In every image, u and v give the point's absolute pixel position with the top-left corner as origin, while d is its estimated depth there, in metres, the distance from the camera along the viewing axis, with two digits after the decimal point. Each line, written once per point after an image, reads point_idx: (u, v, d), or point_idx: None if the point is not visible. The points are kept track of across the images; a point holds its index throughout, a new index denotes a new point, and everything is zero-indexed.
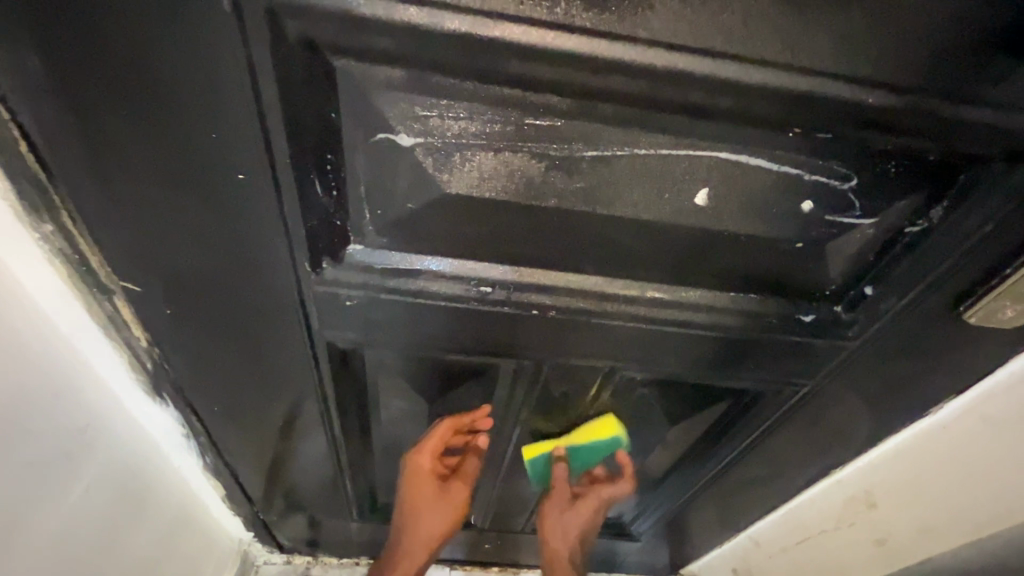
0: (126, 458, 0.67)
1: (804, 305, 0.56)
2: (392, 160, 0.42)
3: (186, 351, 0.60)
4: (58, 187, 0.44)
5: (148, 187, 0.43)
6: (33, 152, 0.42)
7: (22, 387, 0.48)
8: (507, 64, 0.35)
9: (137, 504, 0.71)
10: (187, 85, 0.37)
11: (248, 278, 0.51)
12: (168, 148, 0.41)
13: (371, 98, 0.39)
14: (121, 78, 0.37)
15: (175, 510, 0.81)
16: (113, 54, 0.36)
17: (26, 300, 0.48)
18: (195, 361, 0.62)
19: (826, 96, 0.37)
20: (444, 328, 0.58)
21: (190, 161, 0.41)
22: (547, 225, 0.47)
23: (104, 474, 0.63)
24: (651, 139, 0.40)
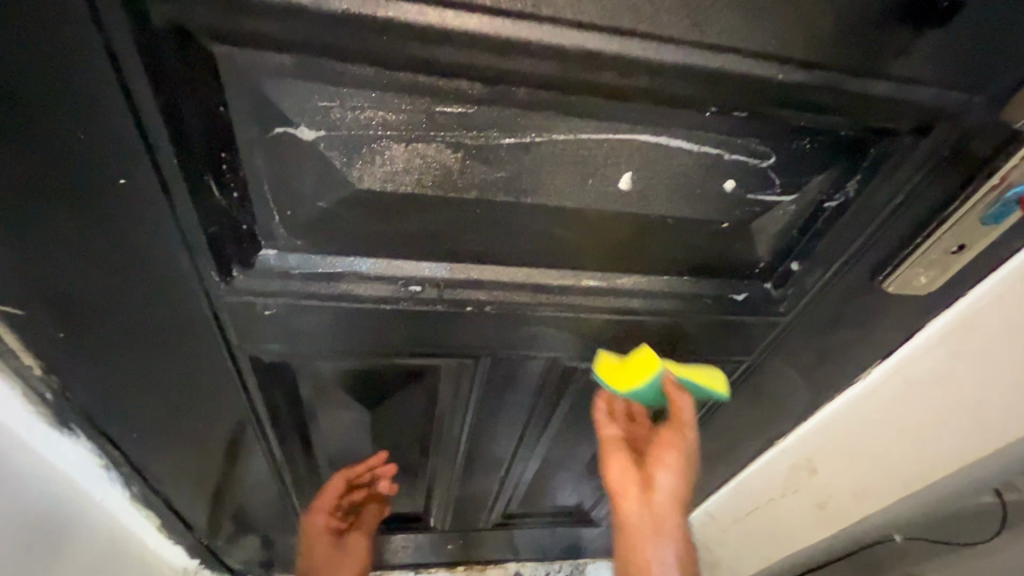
0: (33, 497, 0.60)
1: (736, 285, 0.56)
2: (295, 156, 0.39)
3: (89, 378, 0.54)
4: None
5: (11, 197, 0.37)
6: None
7: None
8: (407, 47, 0.33)
9: (54, 550, 0.63)
10: (37, 80, 0.32)
11: (149, 292, 0.46)
12: (28, 150, 0.35)
13: (262, 87, 0.35)
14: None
15: (101, 549, 0.74)
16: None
17: None
18: (99, 388, 0.56)
19: (737, 73, 0.36)
20: (376, 331, 0.55)
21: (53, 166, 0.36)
22: (471, 218, 0.44)
23: (10, 519, 0.56)
24: (569, 124, 0.39)
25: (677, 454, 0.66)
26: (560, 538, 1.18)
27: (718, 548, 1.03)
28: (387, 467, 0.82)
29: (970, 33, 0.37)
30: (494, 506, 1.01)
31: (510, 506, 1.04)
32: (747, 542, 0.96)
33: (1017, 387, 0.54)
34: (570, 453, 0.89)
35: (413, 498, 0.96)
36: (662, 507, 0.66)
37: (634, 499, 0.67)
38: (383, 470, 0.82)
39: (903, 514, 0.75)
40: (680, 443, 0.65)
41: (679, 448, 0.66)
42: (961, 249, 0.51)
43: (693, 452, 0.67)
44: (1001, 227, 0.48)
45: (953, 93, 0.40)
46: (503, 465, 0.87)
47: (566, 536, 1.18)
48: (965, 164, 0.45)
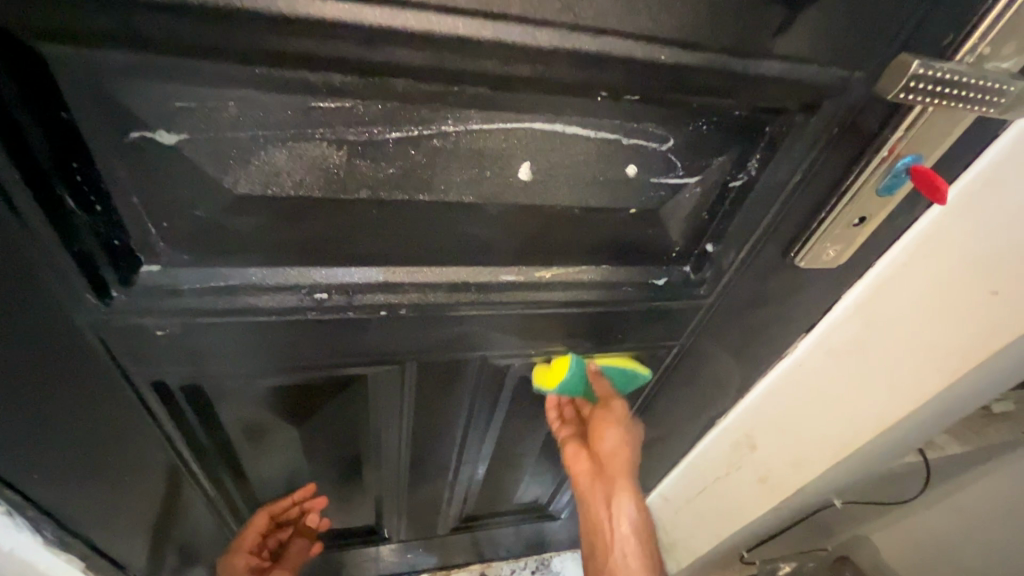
0: None
1: (656, 271, 0.56)
2: (162, 164, 0.36)
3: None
4: None
5: None
6: None
7: None
8: (263, 39, 0.31)
9: None
10: None
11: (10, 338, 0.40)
12: None
13: (108, 89, 0.32)
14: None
15: None
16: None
17: None
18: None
19: (621, 55, 0.35)
20: (287, 343, 0.52)
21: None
22: (368, 217, 0.42)
23: None
24: (456, 115, 0.38)
25: (619, 428, 0.74)
26: (522, 537, 1.17)
27: (670, 528, 1.03)
28: (316, 499, 0.83)
29: (843, 10, 0.37)
30: (449, 510, 0.99)
31: (466, 509, 1.02)
32: (698, 523, 0.96)
33: (931, 348, 0.56)
34: (518, 449, 0.88)
35: (362, 510, 0.93)
36: (616, 470, 0.77)
37: (587, 475, 0.78)
38: (312, 503, 0.83)
39: (837, 480, 0.78)
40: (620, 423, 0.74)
41: (617, 421, 0.74)
42: (862, 221, 0.52)
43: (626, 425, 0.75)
44: (895, 198, 0.50)
45: (833, 69, 0.41)
46: (450, 469, 0.85)
47: (527, 532, 1.17)
48: (856, 137, 0.46)
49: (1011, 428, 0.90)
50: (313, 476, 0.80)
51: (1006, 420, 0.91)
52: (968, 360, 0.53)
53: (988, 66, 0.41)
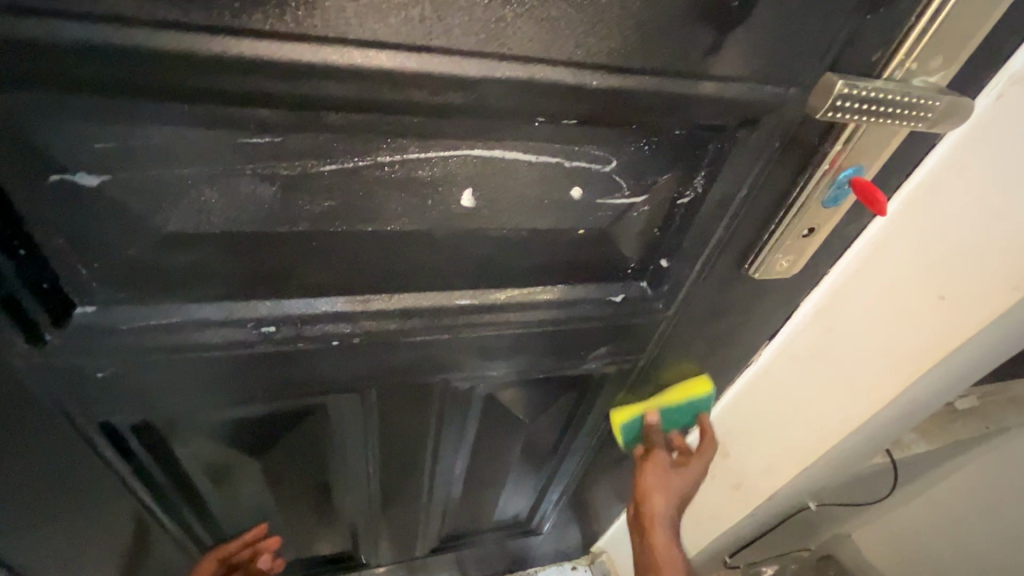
0: None
1: (613, 288, 0.56)
2: (85, 204, 0.35)
3: None
4: None
5: None
6: None
7: None
8: (181, 78, 0.30)
9: None
10: None
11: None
12: None
13: (20, 133, 0.31)
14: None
15: None
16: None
17: None
18: None
19: (552, 82, 0.36)
20: (238, 377, 0.50)
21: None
22: (312, 249, 0.42)
23: None
24: (391, 145, 0.37)
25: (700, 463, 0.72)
26: (505, 555, 1.16)
27: None
28: (269, 539, 0.80)
29: (769, 30, 0.38)
30: (427, 532, 0.98)
31: (444, 529, 1.01)
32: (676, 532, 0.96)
33: (886, 354, 0.57)
34: (492, 467, 0.87)
35: (336, 537, 0.91)
36: (667, 508, 0.73)
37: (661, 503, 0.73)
38: (266, 544, 0.80)
39: (808, 484, 0.78)
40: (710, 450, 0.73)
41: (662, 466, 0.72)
42: (812, 232, 0.53)
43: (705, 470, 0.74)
44: (841, 209, 0.51)
45: (767, 87, 0.41)
46: (424, 491, 0.84)
47: (510, 550, 1.15)
48: (797, 151, 0.47)
49: (973, 423, 0.93)
50: (281, 507, 0.78)
51: (967, 416, 0.93)
52: (922, 367, 0.54)
53: (917, 80, 0.42)
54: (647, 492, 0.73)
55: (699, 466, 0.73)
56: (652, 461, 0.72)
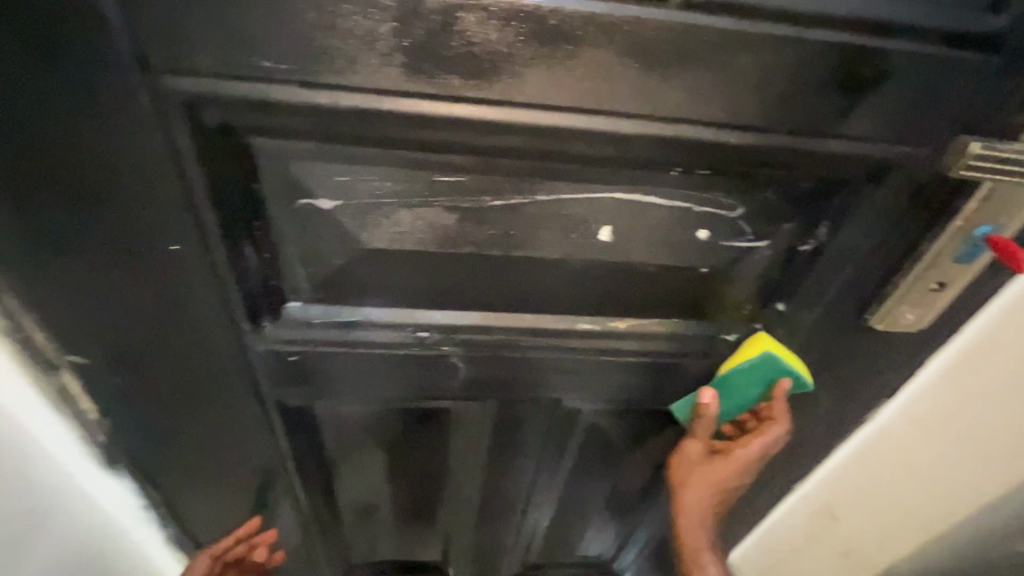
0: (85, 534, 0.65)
1: (726, 327, 0.59)
2: (318, 222, 0.46)
3: (136, 406, 0.59)
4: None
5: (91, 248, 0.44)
6: None
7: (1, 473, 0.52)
8: (407, 131, 0.39)
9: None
10: (109, 180, 0.40)
11: (186, 349, 0.53)
12: (99, 211, 0.42)
13: (290, 168, 0.42)
14: (37, 157, 0.39)
15: None
16: (30, 135, 0.38)
17: None
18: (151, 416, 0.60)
19: (694, 138, 0.41)
20: (387, 375, 0.59)
21: (99, 233, 0.43)
22: (469, 268, 0.50)
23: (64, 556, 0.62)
24: (550, 186, 0.45)
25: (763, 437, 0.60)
26: None
27: None
28: (266, 533, 0.75)
29: (902, 96, 0.41)
30: (513, 554, 1.01)
31: (529, 555, 1.03)
32: None
33: None
34: (585, 496, 0.89)
35: (427, 542, 0.97)
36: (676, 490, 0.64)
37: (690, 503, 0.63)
38: (263, 538, 0.74)
39: None
40: (763, 434, 0.59)
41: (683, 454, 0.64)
42: (941, 288, 0.52)
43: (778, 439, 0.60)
44: (974, 267, 0.51)
45: (897, 145, 0.44)
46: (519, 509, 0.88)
47: None
48: (926, 206, 0.48)
49: None
50: (392, 502, 0.86)
51: None
52: None
53: None
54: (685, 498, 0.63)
55: (736, 458, 0.61)
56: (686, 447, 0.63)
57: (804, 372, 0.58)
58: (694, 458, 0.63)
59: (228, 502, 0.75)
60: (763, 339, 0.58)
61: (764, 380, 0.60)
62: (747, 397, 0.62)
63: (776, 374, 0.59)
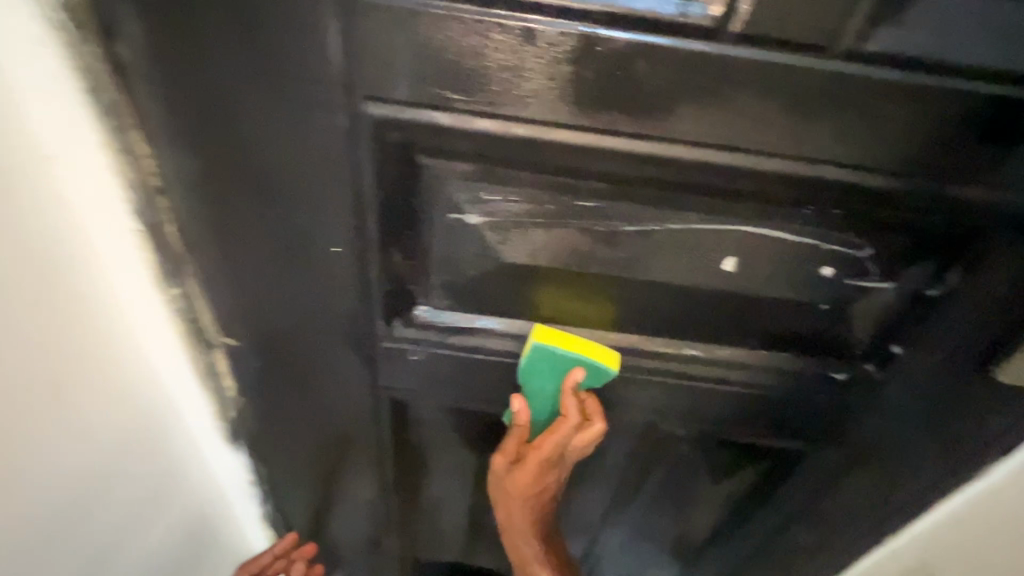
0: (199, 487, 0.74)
1: (834, 365, 0.59)
2: (463, 235, 0.50)
3: (267, 388, 0.65)
4: (188, 246, 0.51)
5: (266, 244, 0.50)
6: (170, 208, 0.49)
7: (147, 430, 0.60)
8: (562, 157, 0.43)
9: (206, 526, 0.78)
10: (296, 188, 0.46)
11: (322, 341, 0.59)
12: (281, 213, 0.48)
13: (448, 186, 0.47)
14: (240, 166, 0.45)
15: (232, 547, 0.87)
16: (239, 148, 0.44)
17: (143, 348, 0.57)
18: (280, 398, 0.67)
19: (834, 178, 0.43)
20: (495, 382, 0.63)
21: (276, 233, 0.49)
22: (592, 287, 0.53)
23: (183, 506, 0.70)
24: (683, 216, 0.47)
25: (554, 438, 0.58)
26: None
27: None
28: (304, 547, 0.80)
29: None
30: None
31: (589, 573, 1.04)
32: None
33: None
34: (656, 520, 0.90)
35: (494, 548, 0.99)
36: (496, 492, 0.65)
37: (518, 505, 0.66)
38: (301, 552, 0.80)
39: None
40: (554, 434, 0.57)
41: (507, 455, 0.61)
42: None
43: (574, 445, 0.58)
44: None
45: None
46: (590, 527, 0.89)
47: None
48: None
49: None
50: (469, 502, 0.90)
51: None
52: None
53: None
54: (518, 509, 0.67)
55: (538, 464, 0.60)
56: (505, 453, 0.61)
57: (600, 362, 0.55)
58: (496, 471, 0.63)
59: (326, 483, 0.81)
60: (551, 330, 0.56)
61: (557, 371, 0.57)
62: (546, 394, 0.58)
63: (568, 365, 0.56)
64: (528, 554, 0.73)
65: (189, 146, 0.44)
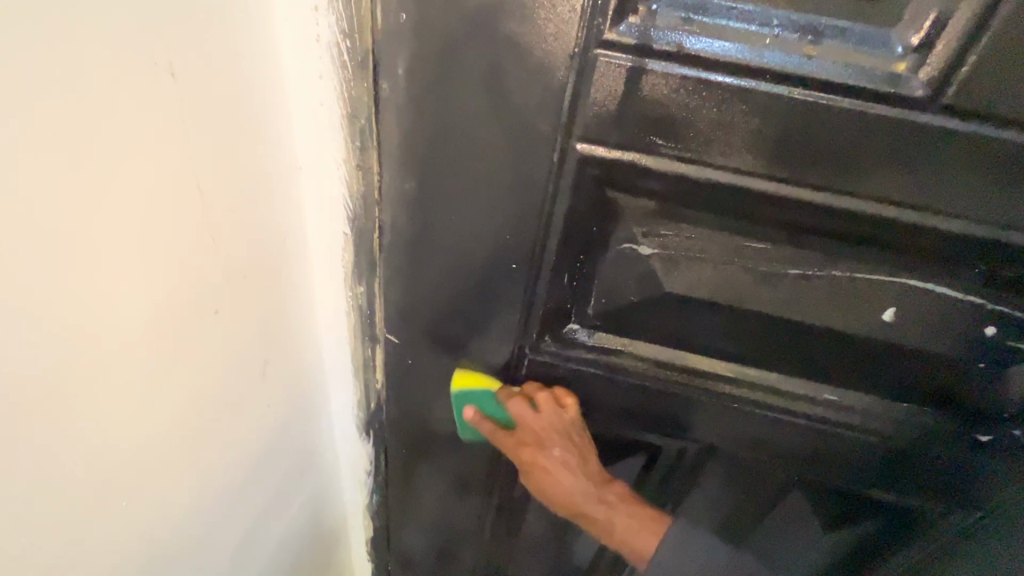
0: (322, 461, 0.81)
1: (980, 427, 0.59)
2: (631, 264, 0.55)
3: (411, 387, 0.71)
4: (386, 251, 0.58)
5: (453, 257, 0.57)
6: (380, 217, 0.55)
7: (302, 396, 0.68)
8: (747, 203, 0.48)
9: (322, 497, 0.85)
10: (495, 210, 0.52)
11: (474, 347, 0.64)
12: (474, 231, 0.54)
13: (628, 221, 0.53)
14: (456, 187, 0.52)
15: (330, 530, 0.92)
16: (457, 171, 0.51)
17: (316, 324, 0.65)
18: (419, 397, 0.72)
19: (1009, 242, 0.46)
20: (627, 401, 0.67)
21: (465, 247, 0.56)
22: (743, 324, 0.57)
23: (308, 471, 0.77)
24: (848, 264, 0.51)
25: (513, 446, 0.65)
26: None
27: None
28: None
29: None
30: None
31: None
32: None
33: None
34: None
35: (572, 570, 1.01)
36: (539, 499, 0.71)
37: (566, 502, 0.69)
38: None
39: None
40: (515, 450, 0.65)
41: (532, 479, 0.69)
42: None
43: (524, 429, 0.63)
44: None
45: None
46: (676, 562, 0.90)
47: None
48: None
49: None
50: None
51: None
52: None
53: None
54: (564, 507, 0.70)
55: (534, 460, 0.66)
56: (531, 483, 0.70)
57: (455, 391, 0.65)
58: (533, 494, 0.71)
59: (434, 484, 0.85)
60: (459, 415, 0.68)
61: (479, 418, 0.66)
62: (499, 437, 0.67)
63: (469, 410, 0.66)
64: (633, 550, 0.70)
65: (416, 167, 0.51)
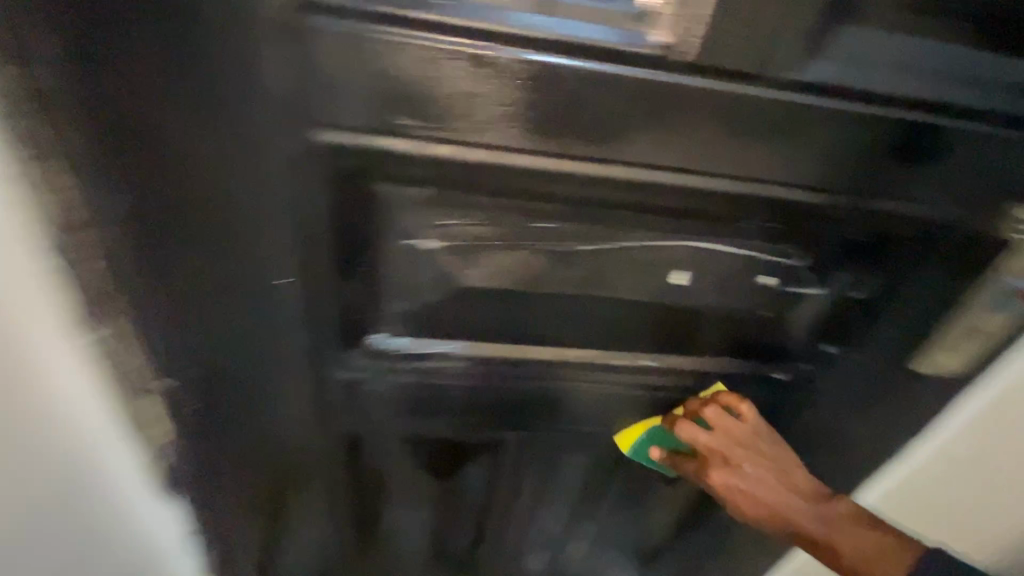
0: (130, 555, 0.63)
1: (776, 367, 0.63)
2: (417, 260, 0.50)
3: (203, 438, 0.59)
4: (115, 283, 0.46)
5: (203, 279, 0.46)
6: (88, 243, 0.43)
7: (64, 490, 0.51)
8: (519, 182, 0.44)
9: None
10: (237, 218, 0.43)
11: (267, 379, 0.55)
12: (219, 247, 0.45)
13: (400, 214, 0.47)
14: (176, 196, 0.41)
15: None
16: (172, 175, 0.40)
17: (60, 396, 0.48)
18: (216, 449, 0.60)
19: (767, 195, 0.47)
20: (456, 404, 0.62)
21: (212, 267, 0.46)
22: (548, 305, 0.55)
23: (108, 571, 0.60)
24: (634, 234, 0.50)
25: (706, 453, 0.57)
26: None
27: None
28: None
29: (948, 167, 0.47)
30: None
31: None
32: None
33: None
34: (611, 535, 0.91)
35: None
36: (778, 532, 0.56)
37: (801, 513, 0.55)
38: None
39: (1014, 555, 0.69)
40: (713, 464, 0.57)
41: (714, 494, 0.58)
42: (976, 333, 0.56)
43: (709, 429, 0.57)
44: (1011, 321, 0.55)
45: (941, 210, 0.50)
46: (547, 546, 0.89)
47: None
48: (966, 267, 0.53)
49: None
50: (425, 535, 0.87)
51: None
52: None
53: None
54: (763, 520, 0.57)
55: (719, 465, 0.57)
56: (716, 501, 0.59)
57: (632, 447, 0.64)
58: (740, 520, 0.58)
59: (267, 540, 0.73)
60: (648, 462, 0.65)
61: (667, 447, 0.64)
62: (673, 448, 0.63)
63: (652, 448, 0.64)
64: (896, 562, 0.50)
65: (111, 175, 0.40)
